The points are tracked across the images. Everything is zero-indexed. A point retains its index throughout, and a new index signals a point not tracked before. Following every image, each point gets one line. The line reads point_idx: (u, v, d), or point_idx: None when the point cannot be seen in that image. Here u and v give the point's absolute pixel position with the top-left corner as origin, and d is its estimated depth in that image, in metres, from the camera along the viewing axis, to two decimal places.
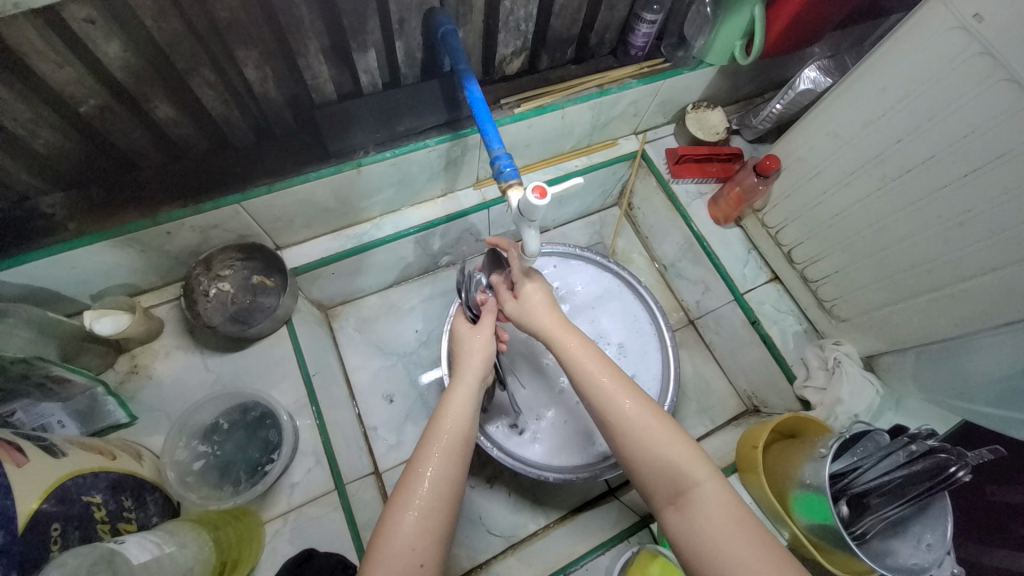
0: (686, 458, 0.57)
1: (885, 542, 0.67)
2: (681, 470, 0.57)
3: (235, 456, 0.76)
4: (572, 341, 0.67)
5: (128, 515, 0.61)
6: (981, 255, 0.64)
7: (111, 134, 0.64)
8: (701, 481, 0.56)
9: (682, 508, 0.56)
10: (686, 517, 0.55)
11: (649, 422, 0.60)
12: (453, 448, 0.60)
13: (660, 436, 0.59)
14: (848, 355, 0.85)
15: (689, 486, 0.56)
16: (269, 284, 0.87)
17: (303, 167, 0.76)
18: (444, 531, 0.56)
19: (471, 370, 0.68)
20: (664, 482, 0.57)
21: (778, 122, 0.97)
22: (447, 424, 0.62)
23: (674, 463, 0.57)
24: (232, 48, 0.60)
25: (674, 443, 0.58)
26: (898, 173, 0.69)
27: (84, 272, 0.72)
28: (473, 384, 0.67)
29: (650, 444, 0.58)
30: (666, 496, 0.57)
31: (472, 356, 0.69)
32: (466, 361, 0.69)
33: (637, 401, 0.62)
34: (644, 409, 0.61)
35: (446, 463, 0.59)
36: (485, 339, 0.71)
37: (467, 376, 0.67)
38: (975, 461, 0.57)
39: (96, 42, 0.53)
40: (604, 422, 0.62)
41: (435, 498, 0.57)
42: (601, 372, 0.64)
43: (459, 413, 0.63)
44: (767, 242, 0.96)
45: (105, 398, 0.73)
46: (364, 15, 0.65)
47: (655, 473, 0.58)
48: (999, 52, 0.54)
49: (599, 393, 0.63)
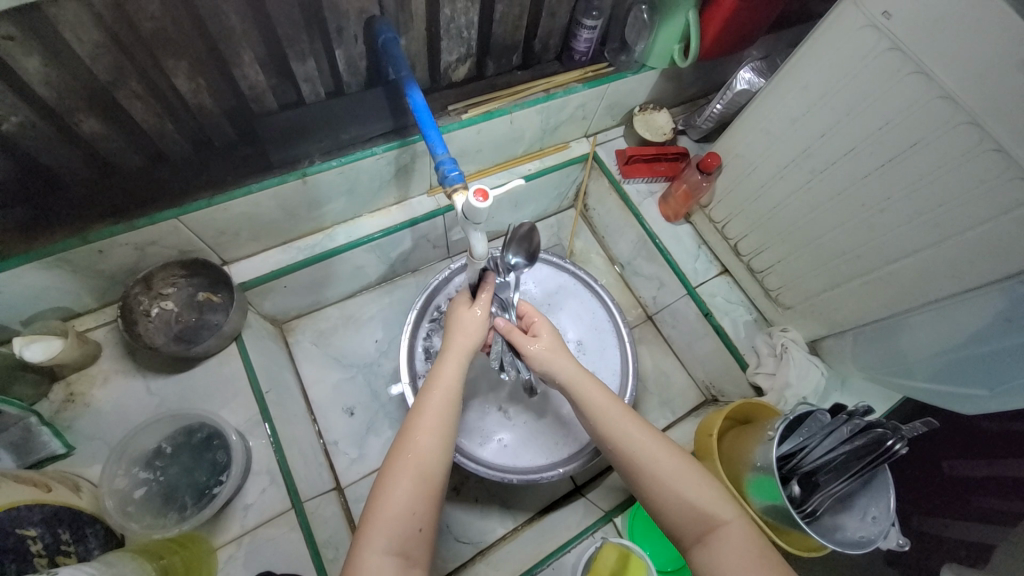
0: (715, 496, 0.59)
1: (835, 518, 0.70)
2: (708, 509, 0.58)
3: (180, 481, 0.72)
4: (596, 393, 0.66)
5: (67, 549, 0.59)
6: (903, 238, 0.68)
7: (35, 152, 0.61)
8: (729, 521, 0.57)
9: (710, 545, 0.56)
10: (712, 555, 0.55)
11: (679, 464, 0.61)
12: (446, 416, 0.61)
13: (691, 477, 0.60)
14: (794, 341, 0.89)
15: (718, 525, 0.57)
16: (216, 300, 0.84)
17: (245, 179, 0.75)
18: (437, 499, 0.57)
19: (465, 344, 0.68)
20: (690, 519, 0.58)
21: (721, 121, 1.01)
22: (439, 397, 0.62)
23: (703, 501, 0.58)
24: (161, 60, 0.59)
25: (705, 485, 0.59)
26: (824, 165, 0.73)
27: (12, 296, 0.68)
28: (464, 358, 0.66)
29: (684, 488, 0.59)
30: (692, 534, 0.58)
31: (462, 328, 0.69)
32: (455, 335, 0.69)
33: (662, 442, 0.62)
34: (675, 454, 0.62)
35: (442, 430, 0.60)
36: (475, 316, 0.70)
37: (455, 349, 0.67)
38: (909, 433, 0.60)
39: (15, 58, 0.51)
40: (627, 463, 0.62)
41: (431, 465, 0.57)
42: (629, 423, 0.64)
43: (451, 385, 0.63)
44: (715, 236, 0.99)
45: (41, 429, 0.69)
46: (300, 25, 0.64)
47: (683, 512, 0.58)
48: (906, 47, 0.58)
49: (624, 441, 0.62)
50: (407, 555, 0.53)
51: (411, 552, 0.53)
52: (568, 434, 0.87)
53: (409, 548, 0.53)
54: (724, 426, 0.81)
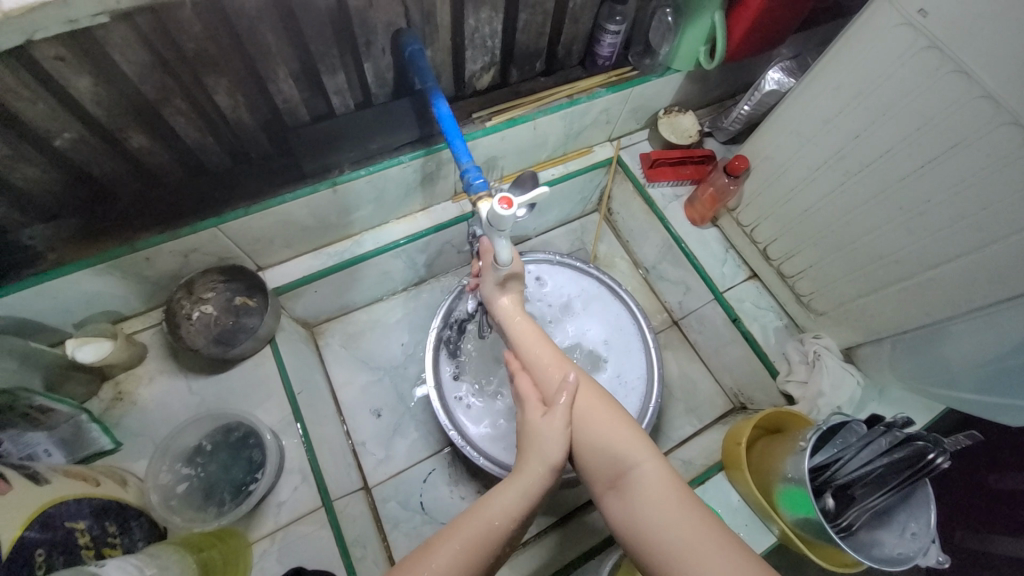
0: (629, 442, 0.61)
1: (871, 533, 0.67)
2: (621, 455, 0.60)
3: (219, 477, 0.76)
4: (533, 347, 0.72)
5: (113, 540, 0.62)
6: (945, 244, 0.65)
7: (86, 165, 0.66)
8: (640, 463, 0.59)
9: (623, 492, 0.58)
10: (626, 498, 0.58)
11: (591, 401, 0.65)
12: (484, 541, 0.54)
13: (603, 418, 0.63)
14: (828, 348, 0.86)
15: (628, 467, 0.59)
16: (252, 304, 0.88)
17: (280, 189, 0.78)
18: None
19: (533, 473, 0.60)
20: (608, 465, 0.61)
21: (748, 123, 0.99)
22: (480, 518, 0.55)
23: (618, 441, 0.61)
24: (203, 78, 0.62)
25: (618, 427, 0.63)
26: (859, 167, 0.71)
27: (67, 301, 0.73)
28: (526, 487, 0.58)
29: (595, 426, 0.63)
30: (607, 481, 0.60)
31: (544, 453, 0.61)
32: (528, 452, 0.62)
33: (583, 387, 0.66)
34: (586, 391, 0.66)
35: (472, 548, 0.53)
36: (555, 430, 0.62)
37: (524, 473, 0.60)
38: (952, 447, 0.58)
39: (67, 77, 0.55)
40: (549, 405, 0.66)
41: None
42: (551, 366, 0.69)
43: (497, 521, 0.55)
44: (743, 239, 0.97)
45: (90, 427, 0.73)
46: (331, 39, 0.67)
47: (599, 458, 0.61)
48: (943, 45, 0.56)
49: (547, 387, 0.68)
50: None
51: None
52: None
53: None
54: (754, 435, 0.79)
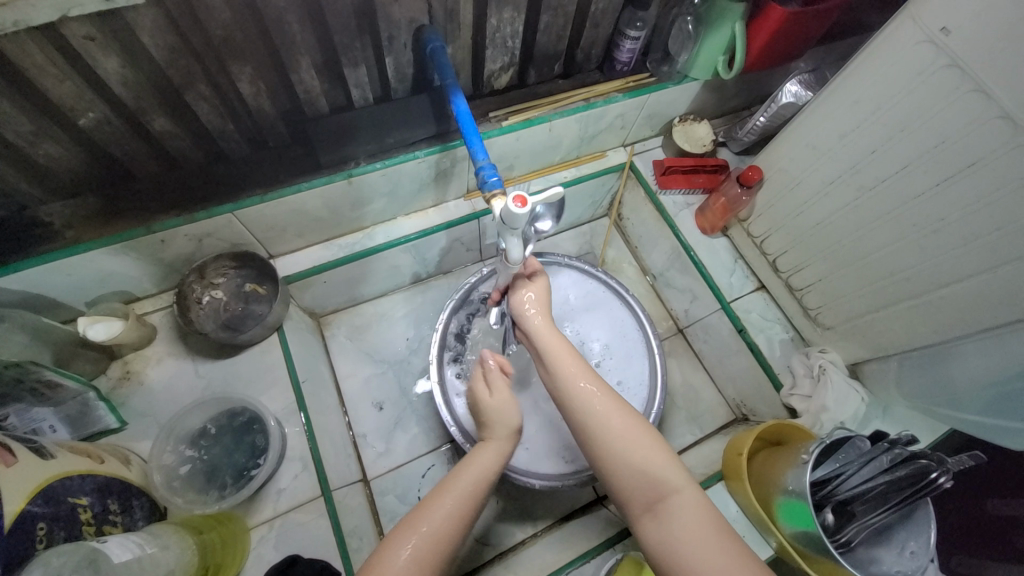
0: (667, 466, 0.59)
1: (870, 550, 0.66)
2: (658, 478, 0.58)
3: (221, 461, 0.77)
4: (563, 352, 0.68)
5: (114, 518, 0.62)
6: (956, 263, 0.65)
7: (108, 146, 0.67)
8: (680, 489, 0.57)
9: (659, 516, 0.56)
10: (662, 524, 0.56)
11: (628, 425, 0.62)
12: (464, 505, 0.59)
13: (641, 440, 0.60)
14: (833, 363, 0.86)
15: (668, 494, 0.57)
16: (262, 292, 0.88)
17: (296, 178, 0.79)
18: (436, 573, 0.55)
19: (496, 439, 0.68)
20: (644, 489, 0.58)
21: (763, 134, 0.99)
22: (461, 484, 0.61)
23: (657, 467, 0.59)
24: (227, 65, 0.63)
25: (654, 450, 0.60)
26: (874, 183, 0.71)
27: (81, 278, 0.74)
28: (493, 455, 0.65)
29: (633, 450, 0.60)
30: (643, 504, 0.58)
31: (497, 419, 0.69)
32: (489, 425, 0.69)
33: (614, 403, 0.63)
34: (621, 411, 0.63)
35: (458, 513, 0.58)
36: (506, 399, 0.70)
37: (490, 444, 0.67)
38: (955, 467, 0.58)
39: (95, 58, 0.56)
40: (580, 419, 0.63)
41: (436, 544, 0.56)
42: (583, 380, 0.65)
43: (473, 485, 0.62)
44: (753, 251, 0.97)
45: (97, 404, 0.74)
46: (355, 32, 0.67)
47: (635, 480, 0.59)
48: (965, 64, 0.56)
49: (579, 401, 0.64)
50: None
51: None
52: None
53: None
54: (755, 446, 0.79)
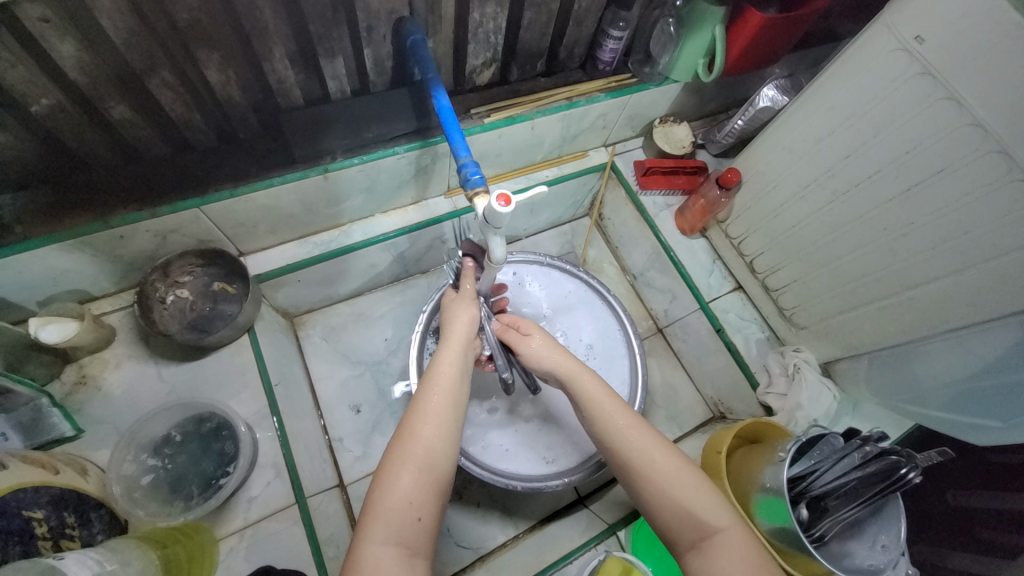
0: (711, 504, 0.56)
1: (843, 544, 0.68)
2: (703, 517, 0.55)
3: (187, 470, 0.73)
4: (587, 382, 0.65)
5: (71, 532, 0.58)
6: (924, 264, 0.67)
7: (62, 134, 0.62)
8: (725, 528, 0.55)
9: (704, 553, 0.54)
10: (706, 562, 0.53)
11: (673, 465, 0.58)
12: (446, 408, 0.59)
13: (684, 477, 0.58)
14: (807, 361, 0.88)
15: (714, 532, 0.55)
16: (231, 291, 0.85)
17: (268, 172, 0.75)
18: (440, 488, 0.55)
19: (455, 337, 0.67)
20: (686, 526, 0.56)
21: (740, 138, 1.01)
22: (439, 385, 0.61)
23: (700, 508, 0.56)
24: (193, 51, 0.59)
25: (691, 478, 0.58)
26: (847, 186, 0.73)
27: (32, 277, 0.69)
28: (459, 353, 0.65)
29: (675, 486, 0.57)
30: (688, 539, 0.55)
31: (457, 323, 0.68)
32: (451, 325, 0.68)
33: (652, 438, 0.60)
34: (659, 444, 0.60)
35: (445, 423, 0.59)
36: (467, 308, 0.70)
37: (451, 339, 0.66)
38: (924, 462, 0.59)
39: (49, 41, 0.52)
40: (620, 458, 0.60)
41: (431, 458, 0.56)
42: (614, 412, 0.62)
43: (445, 382, 0.62)
44: (730, 252, 0.99)
45: (50, 410, 0.70)
46: (332, 22, 0.65)
47: (679, 518, 0.56)
48: (937, 72, 0.58)
49: (612, 435, 0.61)
50: (408, 545, 0.51)
51: (412, 542, 0.51)
52: (576, 442, 0.85)
53: (411, 537, 0.52)
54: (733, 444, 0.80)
